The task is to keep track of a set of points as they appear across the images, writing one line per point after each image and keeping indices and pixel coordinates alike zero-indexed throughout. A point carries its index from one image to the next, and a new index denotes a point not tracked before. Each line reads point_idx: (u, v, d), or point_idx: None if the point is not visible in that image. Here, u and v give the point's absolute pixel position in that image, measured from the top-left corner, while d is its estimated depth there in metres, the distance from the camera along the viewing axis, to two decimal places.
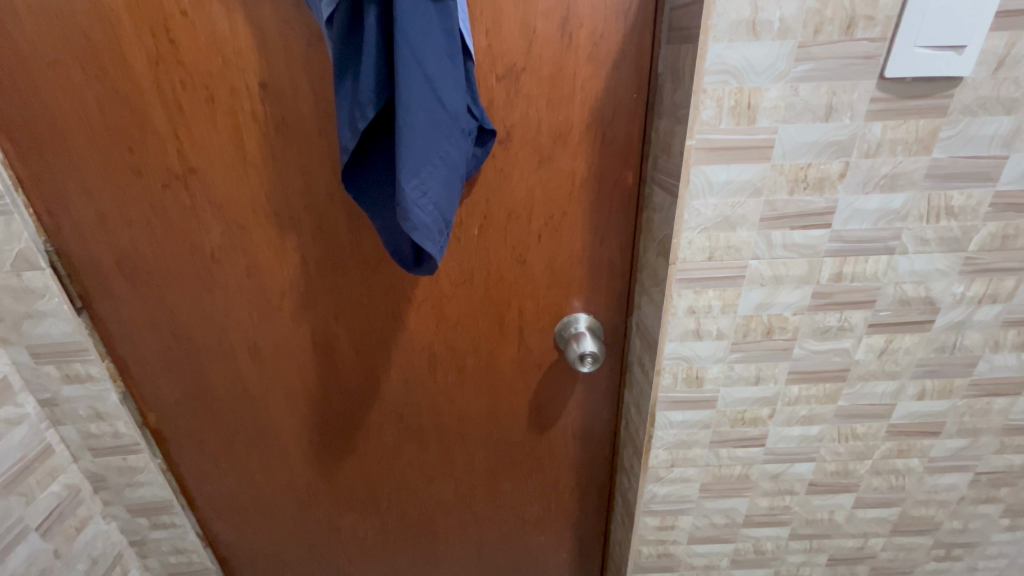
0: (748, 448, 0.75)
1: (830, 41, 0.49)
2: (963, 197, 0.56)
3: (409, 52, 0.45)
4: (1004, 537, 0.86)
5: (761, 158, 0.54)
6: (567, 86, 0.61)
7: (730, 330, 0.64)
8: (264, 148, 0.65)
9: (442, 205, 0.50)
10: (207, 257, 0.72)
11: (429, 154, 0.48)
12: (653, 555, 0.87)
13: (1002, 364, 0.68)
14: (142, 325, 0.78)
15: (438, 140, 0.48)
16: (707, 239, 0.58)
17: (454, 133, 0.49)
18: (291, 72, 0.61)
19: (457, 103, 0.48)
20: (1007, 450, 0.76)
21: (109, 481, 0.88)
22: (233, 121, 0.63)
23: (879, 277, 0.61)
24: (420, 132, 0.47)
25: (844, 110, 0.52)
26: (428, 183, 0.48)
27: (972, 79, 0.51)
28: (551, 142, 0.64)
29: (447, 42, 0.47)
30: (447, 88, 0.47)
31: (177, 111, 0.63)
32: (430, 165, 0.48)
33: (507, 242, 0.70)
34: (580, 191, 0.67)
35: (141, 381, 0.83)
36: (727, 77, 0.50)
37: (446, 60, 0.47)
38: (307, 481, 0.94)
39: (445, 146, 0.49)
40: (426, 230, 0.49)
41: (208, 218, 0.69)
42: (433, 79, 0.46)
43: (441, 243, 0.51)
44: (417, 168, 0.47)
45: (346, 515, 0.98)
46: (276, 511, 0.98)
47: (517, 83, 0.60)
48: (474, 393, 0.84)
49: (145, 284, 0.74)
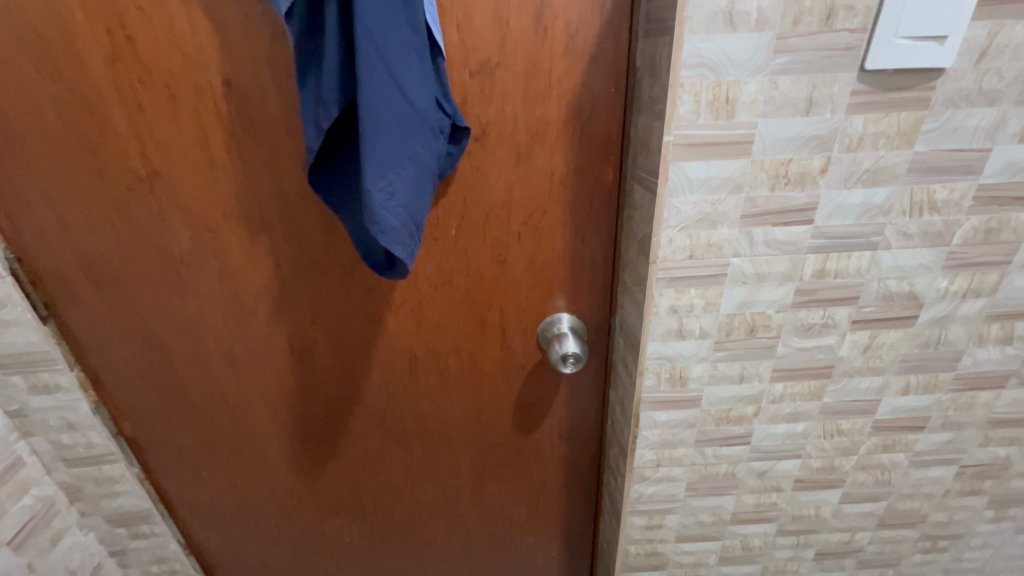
0: (733, 447, 0.74)
1: (809, 32, 0.47)
2: (946, 191, 0.55)
3: (371, 48, 0.43)
4: (989, 528, 0.86)
5: (741, 154, 0.52)
6: (543, 80, 0.59)
7: (713, 328, 0.63)
8: (230, 147, 0.62)
9: (412, 207, 0.48)
10: (177, 262, 0.70)
11: (396, 155, 0.46)
12: (641, 553, 0.86)
13: (986, 358, 0.67)
14: (114, 333, 0.75)
15: (406, 139, 0.46)
16: (688, 237, 0.57)
17: (422, 132, 0.47)
18: (256, 69, 0.58)
19: (424, 100, 0.47)
20: (991, 443, 0.76)
21: (85, 492, 0.86)
22: (197, 120, 0.61)
23: (863, 273, 0.60)
24: (386, 132, 0.45)
25: (825, 104, 0.51)
26: (396, 185, 0.46)
27: (954, 70, 0.49)
28: (529, 139, 0.62)
29: (411, 36, 0.45)
30: (413, 85, 0.45)
31: (138, 112, 0.60)
32: (398, 165, 0.46)
33: (486, 243, 0.69)
34: (559, 189, 0.65)
35: (116, 391, 0.81)
36: (705, 70, 0.49)
37: (413, 56, 0.45)
38: (291, 487, 0.92)
39: (413, 145, 0.47)
40: (395, 235, 0.47)
41: (177, 222, 0.67)
42: (397, 76, 0.44)
43: (411, 247, 0.50)
44: (384, 169, 0.45)
45: (332, 519, 0.97)
46: (260, 517, 0.96)
47: (492, 78, 0.58)
48: (458, 395, 0.82)
49: (114, 291, 0.72)
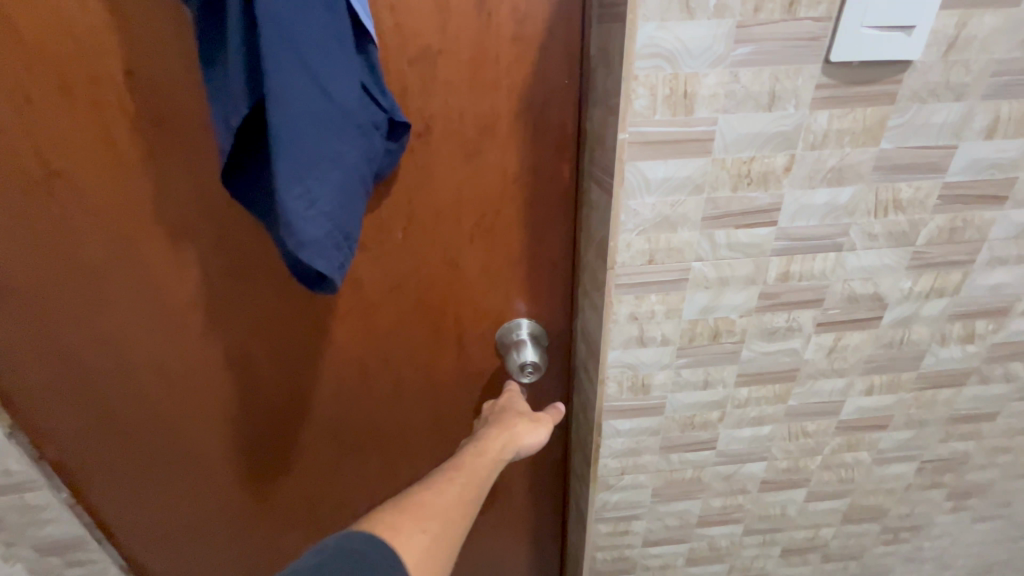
0: (699, 452, 0.72)
1: (771, 20, 0.44)
2: (912, 189, 0.53)
3: (278, 32, 0.37)
4: (947, 518, 0.87)
5: (701, 152, 0.49)
6: (489, 70, 0.54)
7: (675, 335, 0.60)
8: (141, 145, 0.55)
9: (337, 215, 0.43)
10: (92, 273, 0.63)
11: (315, 156, 0.40)
12: (608, 559, 0.84)
13: (948, 357, 0.66)
14: (26, 350, 0.68)
15: (326, 138, 0.41)
16: (646, 241, 0.53)
17: (347, 129, 0.42)
18: (163, 55, 0.51)
19: (347, 94, 0.41)
20: (951, 439, 0.76)
21: (7, 522, 0.78)
22: (99, 115, 0.54)
23: (827, 275, 0.57)
24: (301, 131, 0.39)
25: (788, 98, 0.47)
26: (317, 191, 0.41)
27: (922, 62, 0.46)
28: (477, 134, 0.57)
29: (329, 20, 0.39)
30: (333, 76, 0.40)
31: (27, 104, 0.53)
32: (318, 168, 0.40)
33: (436, 246, 0.64)
34: (513, 188, 0.61)
35: (34, 413, 0.73)
36: (661, 61, 0.45)
37: (332, 43, 0.40)
38: (241, 504, 0.87)
39: (336, 145, 0.41)
40: (317, 247, 0.42)
41: (87, 228, 0.60)
42: (313, 65, 0.39)
43: (339, 259, 0.44)
44: (301, 173, 0.40)
45: (288, 536, 0.92)
46: (209, 537, 0.90)
47: (433, 68, 0.53)
48: (415, 405, 0.78)
49: (20, 306, 0.64)
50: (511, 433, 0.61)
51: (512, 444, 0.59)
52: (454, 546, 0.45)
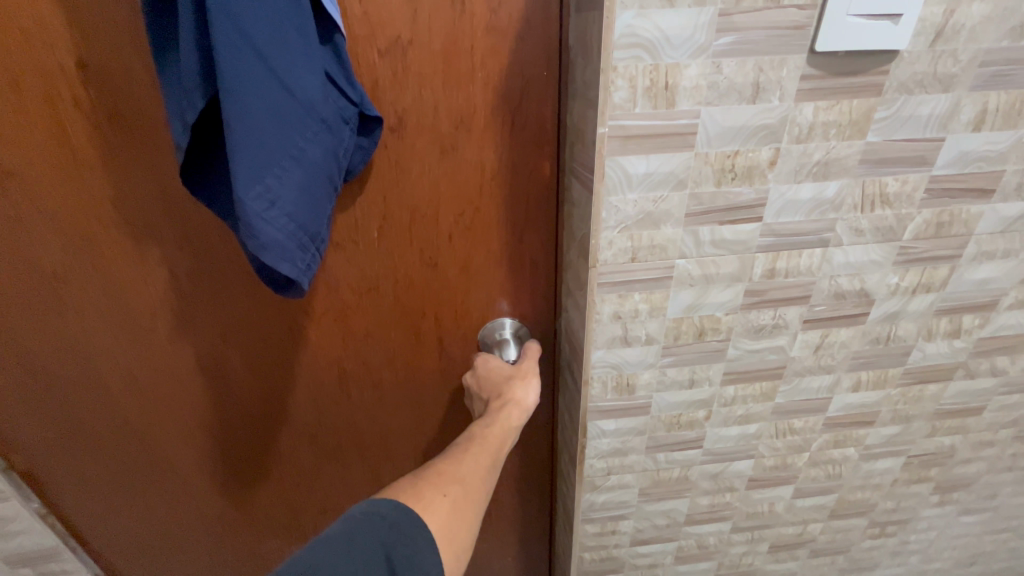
0: (686, 451, 0.71)
1: (754, 8, 0.42)
2: (899, 183, 0.51)
3: (230, 21, 0.34)
4: (934, 511, 0.87)
5: (684, 146, 0.47)
6: (464, 61, 0.51)
7: (660, 334, 0.59)
8: (97, 142, 0.53)
9: (301, 216, 0.41)
10: (51, 277, 0.60)
11: (274, 154, 0.38)
12: (596, 559, 0.84)
13: (935, 352, 0.66)
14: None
15: (286, 135, 0.38)
16: (629, 239, 0.52)
17: (310, 125, 0.40)
18: (116, 47, 0.48)
19: (308, 88, 0.39)
20: (938, 433, 0.76)
21: None
22: (50, 110, 0.51)
23: (814, 271, 0.56)
24: (259, 127, 0.37)
25: (773, 90, 0.45)
26: (277, 190, 0.39)
27: (909, 52, 0.45)
28: (453, 129, 0.55)
29: (287, 7, 0.37)
30: (293, 68, 0.38)
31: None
32: (279, 167, 0.38)
33: (413, 246, 0.62)
34: (492, 185, 0.59)
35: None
36: (640, 52, 0.43)
37: (292, 33, 0.37)
38: (220, 511, 0.85)
39: (297, 142, 0.39)
40: (279, 250, 0.40)
41: (43, 229, 0.57)
42: (269, 57, 0.36)
43: (305, 262, 0.42)
44: (260, 172, 0.38)
45: (271, 542, 0.90)
46: (188, 545, 0.88)
47: (404, 59, 0.51)
48: (396, 407, 0.76)
49: None
50: (508, 397, 0.60)
51: (514, 407, 0.59)
52: (477, 507, 0.49)
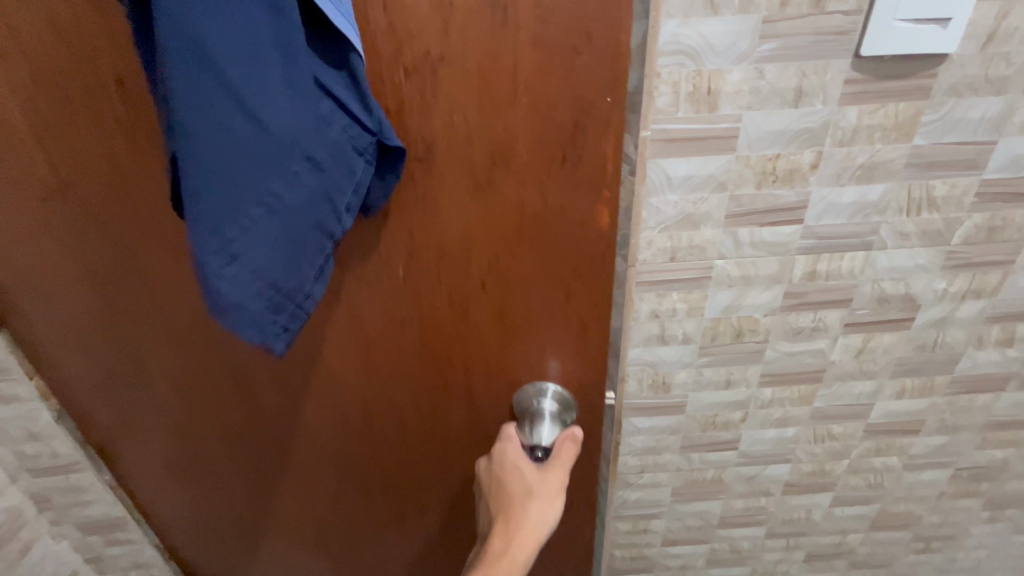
0: (720, 452, 0.71)
1: (798, 15, 0.43)
2: (948, 186, 0.51)
3: (188, 37, 0.26)
4: (985, 528, 0.84)
5: (725, 149, 0.48)
6: (505, 52, 0.33)
7: (697, 333, 0.60)
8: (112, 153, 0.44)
9: (272, 271, 0.32)
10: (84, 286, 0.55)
11: (237, 200, 0.29)
12: (627, 557, 0.85)
13: (986, 361, 0.64)
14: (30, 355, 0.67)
15: (258, 176, 0.29)
16: (668, 239, 0.53)
17: (285, 162, 0.30)
18: (77, 24, 0.38)
19: (304, 124, 0.30)
20: (989, 446, 0.73)
21: (54, 501, 0.84)
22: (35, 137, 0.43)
23: (856, 274, 0.56)
24: (217, 167, 0.28)
25: (816, 94, 0.46)
26: (241, 244, 0.30)
27: (959, 55, 0.45)
28: (487, 161, 0.37)
29: (274, 28, 0.27)
30: (253, 82, 0.27)
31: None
32: (246, 216, 0.30)
33: (430, 305, 0.45)
34: (538, 226, 0.40)
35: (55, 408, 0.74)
36: (683, 58, 0.44)
37: (249, 37, 0.27)
38: (251, 524, 0.81)
39: (271, 184, 0.30)
40: (240, 315, 0.31)
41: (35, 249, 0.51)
42: (229, 76, 0.26)
43: (277, 325, 0.34)
44: (221, 222, 0.29)
45: (298, 560, 0.84)
46: (223, 542, 0.86)
47: (423, 37, 0.33)
48: (429, 466, 0.61)
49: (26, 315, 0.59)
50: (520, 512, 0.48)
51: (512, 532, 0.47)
52: None
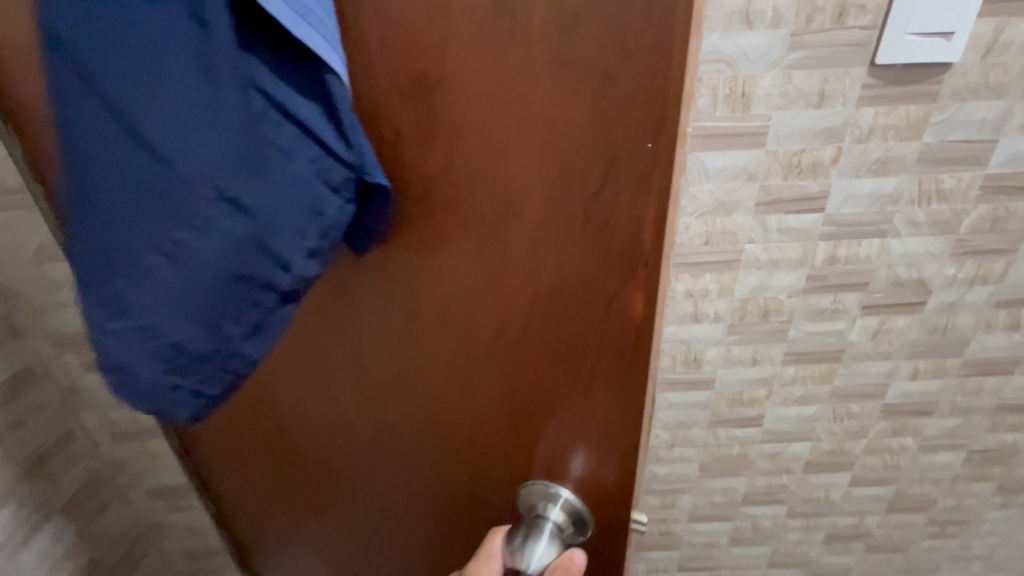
0: (746, 429, 0.77)
1: (822, 29, 0.50)
2: (954, 180, 0.58)
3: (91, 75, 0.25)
4: (998, 514, 0.88)
5: (756, 144, 0.56)
6: (512, 81, 0.27)
7: (727, 312, 0.66)
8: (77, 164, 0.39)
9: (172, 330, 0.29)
10: None
11: (138, 245, 0.27)
12: (655, 533, 0.90)
13: (994, 345, 0.69)
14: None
15: (156, 222, 0.26)
16: (703, 224, 0.60)
17: (187, 207, 0.26)
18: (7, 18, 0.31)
19: (221, 163, 0.26)
20: (999, 429, 0.78)
21: (129, 466, 0.87)
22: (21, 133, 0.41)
23: (872, 260, 0.62)
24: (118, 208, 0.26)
25: (836, 97, 0.53)
26: (134, 297, 0.28)
27: (962, 64, 0.52)
28: (494, 210, 0.31)
29: (203, 46, 0.25)
30: (154, 116, 0.25)
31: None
32: (137, 267, 0.27)
33: (418, 364, 0.40)
34: (552, 298, 0.34)
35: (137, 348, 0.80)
36: (722, 65, 0.52)
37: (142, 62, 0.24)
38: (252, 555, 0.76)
39: (169, 232, 0.26)
40: (136, 370, 0.29)
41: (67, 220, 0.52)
42: (128, 114, 0.25)
43: (187, 382, 0.31)
44: (111, 268, 0.27)
45: None
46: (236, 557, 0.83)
47: (419, 57, 0.28)
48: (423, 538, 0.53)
49: None
50: None
51: None
52: None
